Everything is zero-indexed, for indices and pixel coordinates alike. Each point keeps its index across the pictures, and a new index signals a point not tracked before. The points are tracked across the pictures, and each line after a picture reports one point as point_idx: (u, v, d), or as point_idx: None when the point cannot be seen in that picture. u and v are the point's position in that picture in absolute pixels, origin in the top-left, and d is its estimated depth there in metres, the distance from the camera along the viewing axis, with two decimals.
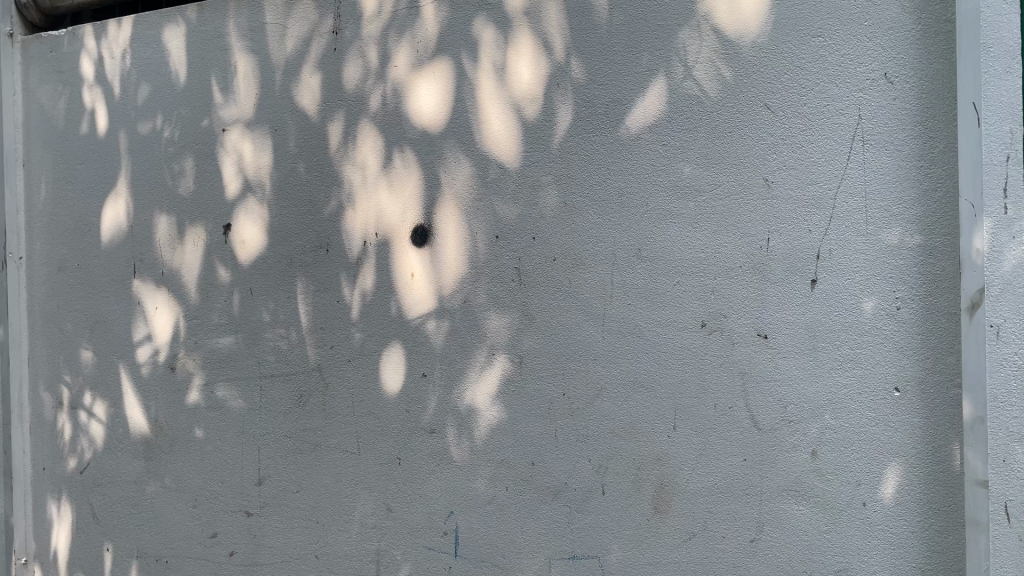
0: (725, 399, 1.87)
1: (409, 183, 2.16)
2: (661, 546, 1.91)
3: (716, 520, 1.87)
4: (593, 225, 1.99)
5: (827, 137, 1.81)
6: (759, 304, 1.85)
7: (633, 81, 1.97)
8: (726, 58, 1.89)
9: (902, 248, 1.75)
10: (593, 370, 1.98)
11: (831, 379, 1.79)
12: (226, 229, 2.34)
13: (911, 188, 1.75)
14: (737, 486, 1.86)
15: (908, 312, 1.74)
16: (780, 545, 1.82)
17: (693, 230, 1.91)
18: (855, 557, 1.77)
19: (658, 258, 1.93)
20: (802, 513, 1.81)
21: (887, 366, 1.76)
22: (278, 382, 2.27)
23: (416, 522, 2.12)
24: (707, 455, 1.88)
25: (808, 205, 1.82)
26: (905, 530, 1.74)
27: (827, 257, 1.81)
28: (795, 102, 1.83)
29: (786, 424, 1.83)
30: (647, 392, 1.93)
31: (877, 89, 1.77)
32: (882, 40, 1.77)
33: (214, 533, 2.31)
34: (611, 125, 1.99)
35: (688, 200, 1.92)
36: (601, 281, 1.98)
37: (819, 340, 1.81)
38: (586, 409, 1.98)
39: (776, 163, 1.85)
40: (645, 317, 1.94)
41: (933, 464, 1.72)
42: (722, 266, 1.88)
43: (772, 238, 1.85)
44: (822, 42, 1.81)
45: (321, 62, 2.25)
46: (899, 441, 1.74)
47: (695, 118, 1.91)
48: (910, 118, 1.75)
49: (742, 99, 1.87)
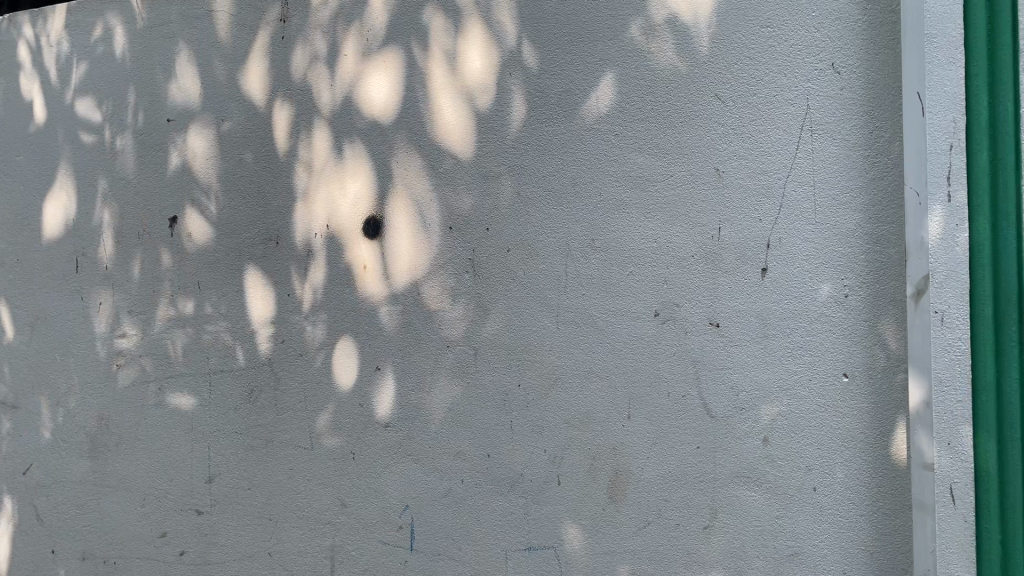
0: (679, 388, 1.88)
1: (361, 174, 2.13)
2: (617, 535, 1.92)
3: (670, 508, 1.88)
4: (546, 216, 1.99)
5: (776, 127, 1.82)
6: (711, 294, 1.87)
7: (585, 71, 1.96)
8: (678, 47, 1.89)
9: (850, 236, 1.78)
10: (547, 361, 1.98)
11: (782, 366, 1.82)
12: (172, 221, 2.28)
13: (859, 177, 1.77)
14: (691, 473, 1.87)
15: (856, 299, 1.77)
16: (733, 531, 1.84)
17: (646, 220, 1.91)
18: (806, 541, 1.79)
19: (611, 249, 1.94)
20: (754, 499, 1.83)
21: (836, 354, 1.78)
22: (228, 377, 2.22)
23: (370, 517, 2.09)
24: (661, 444, 1.89)
25: (758, 194, 1.84)
26: (854, 514, 1.77)
27: (778, 246, 1.82)
28: (745, 92, 1.84)
29: (738, 411, 1.84)
30: (601, 382, 1.94)
31: (824, 79, 1.79)
32: (830, 31, 1.78)
33: (164, 531, 2.26)
34: (564, 114, 1.98)
35: (640, 190, 1.92)
36: (555, 271, 1.98)
37: (769, 328, 1.83)
38: (541, 400, 1.98)
39: (726, 153, 1.86)
40: (599, 307, 1.94)
41: (881, 449, 1.75)
42: (675, 256, 1.89)
43: (723, 228, 1.86)
44: (772, 32, 1.82)
45: (269, 51, 2.20)
46: (848, 426, 1.77)
47: (647, 108, 1.92)
48: (857, 108, 1.77)
49: (694, 89, 1.88)
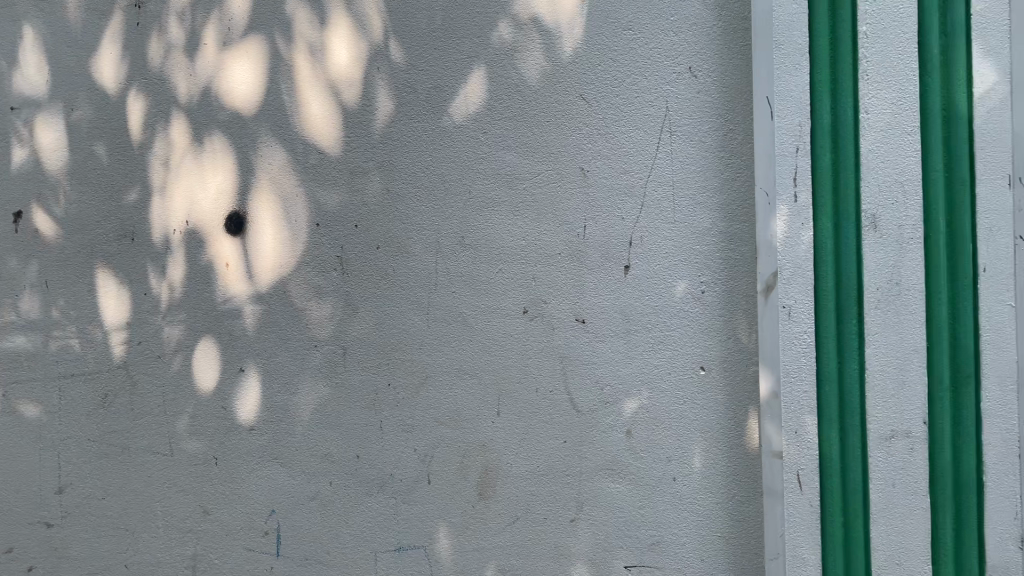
0: (547, 384, 1.91)
1: (222, 168, 2.05)
2: (487, 532, 1.92)
3: (538, 503, 1.90)
4: (414, 212, 1.97)
5: (638, 128, 1.87)
6: (577, 291, 1.90)
7: (453, 68, 1.95)
8: (544, 47, 1.91)
9: (706, 234, 1.84)
10: (416, 359, 1.96)
11: (644, 361, 1.86)
12: (16, 216, 2.13)
13: (715, 177, 1.84)
14: (558, 467, 1.90)
15: (712, 295, 1.83)
16: (598, 523, 1.88)
17: (514, 218, 1.93)
18: (667, 530, 1.85)
19: (480, 246, 1.94)
20: (618, 490, 1.87)
21: (694, 348, 1.84)
22: (79, 382, 2.10)
23: (234, 523, 2.02)
24: (529, 439, 1.91)
25: (621, 193, 1.88)
26: (711, 502, 1.83)
27: (640, 244, 1.87)
28: (608, 93, 1.88)
29: (603, 405, 1.88)
30: (471, 379, 1.94)
31: (682, 82, 1.85)
32: (687, 36, 1.84)
33: (10, 547, 2.12)
34: (432, 111, 1.96)
35: (508, 188, 1.93)
36: (425, 268, 1.96)
37: (632, 323, 1.87)
38: (410, 399, 1.96)
39: (591, 153, 1.89)
40: (468, 305, 1.94)
41: (735, 438, 1.82)
42: (542, 253, 1.91)
43: (588, 226, 1.89)
44: (633, 35, 1.86)
45: (122, 38, 2.09)
46: (705, 417, 1.84)
47: (514, 107, 1.93)
48: (713, 110, 1.83)
49: (559, 89, 1.90)
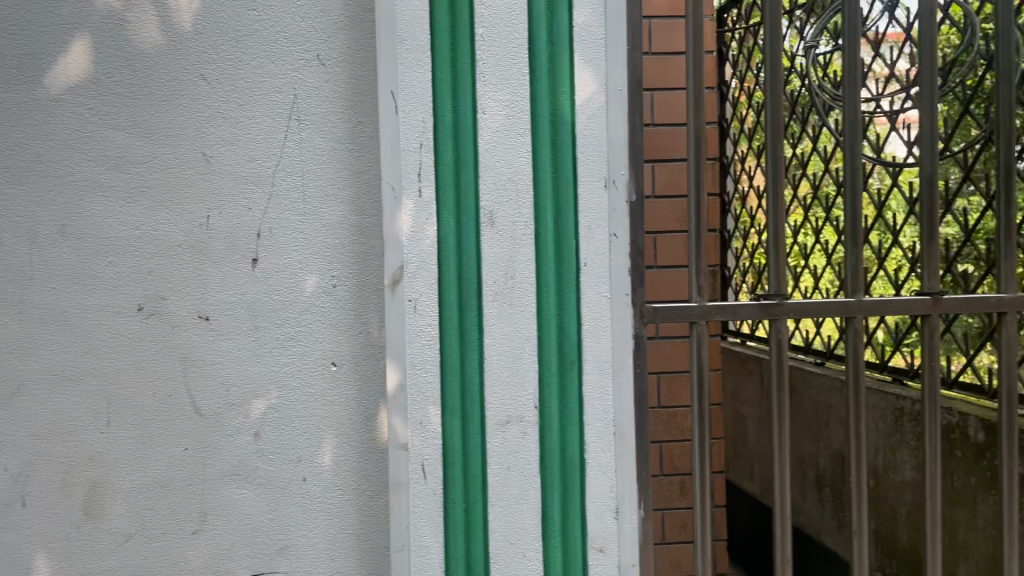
0: (165, 387, 1.77)
1: None
2: (93, 552, 1.76)
3: (154, 516, 1.77)
4: (6, 196, 1.73)
5: (264, 114, 1.78)
6: (199, 285, 1.77)
7: (51, 34, 1.74)
8: (159, 18, 1.76)
9: (336, 227, 1.79)
10: (9, 366, 1.74)
11: (272, 357, 1.78)
12: None
13: (344, 169, 1.79)
14: (177, 476, 1.78)
15: (343, 289, 1.79)
16: (222, 532, 1.79)
17: (126, 205, 1.75)
18: (296, 532, 1.80)
19: (85, 236, 1.74)
20: (244, 495, 1.78)
21: (323, 343, 1.79)
22: None
23: None
24: (145, 449, 1.77)
25: (247, 181, 1.77)
26: (341, 499, 1.80)
27: (267, 236, 1.78)
28: (231, 74, 1.77)
29: (228, 408, 1.78)
30: (76, 385, 1.75)
31: (310, 69, 1.78)
32: (313, 22, 1.78)
33: None
34: (26, 81, 1.73)
35: (120, 172, 1.75)
36: (17, 262, 1.73)
37: (259, 319, 1.78)
38: (3, 409, 1.74)
39: (213, 137, 1.77)
40: (71, 303, 1.74)
41: (365, 432, 1.81)
42: (159, 244, 1.76)
43: (212, 216, 1.77)
44: (258, 16, 1.77)
45: None
46: (334, 414, 1.80)
47: (125, 82, 1.75)
48: (340, 101, 1.79)
49: (177, 66, 1.76)
